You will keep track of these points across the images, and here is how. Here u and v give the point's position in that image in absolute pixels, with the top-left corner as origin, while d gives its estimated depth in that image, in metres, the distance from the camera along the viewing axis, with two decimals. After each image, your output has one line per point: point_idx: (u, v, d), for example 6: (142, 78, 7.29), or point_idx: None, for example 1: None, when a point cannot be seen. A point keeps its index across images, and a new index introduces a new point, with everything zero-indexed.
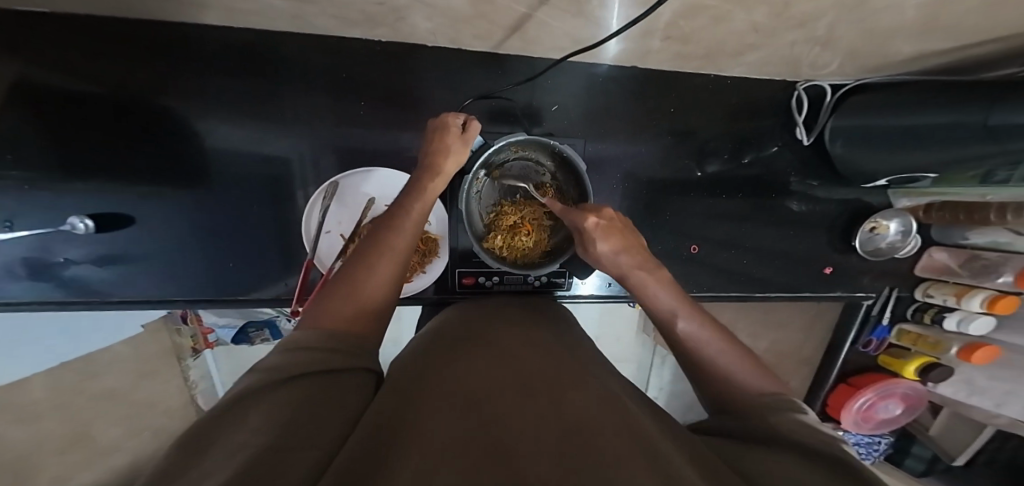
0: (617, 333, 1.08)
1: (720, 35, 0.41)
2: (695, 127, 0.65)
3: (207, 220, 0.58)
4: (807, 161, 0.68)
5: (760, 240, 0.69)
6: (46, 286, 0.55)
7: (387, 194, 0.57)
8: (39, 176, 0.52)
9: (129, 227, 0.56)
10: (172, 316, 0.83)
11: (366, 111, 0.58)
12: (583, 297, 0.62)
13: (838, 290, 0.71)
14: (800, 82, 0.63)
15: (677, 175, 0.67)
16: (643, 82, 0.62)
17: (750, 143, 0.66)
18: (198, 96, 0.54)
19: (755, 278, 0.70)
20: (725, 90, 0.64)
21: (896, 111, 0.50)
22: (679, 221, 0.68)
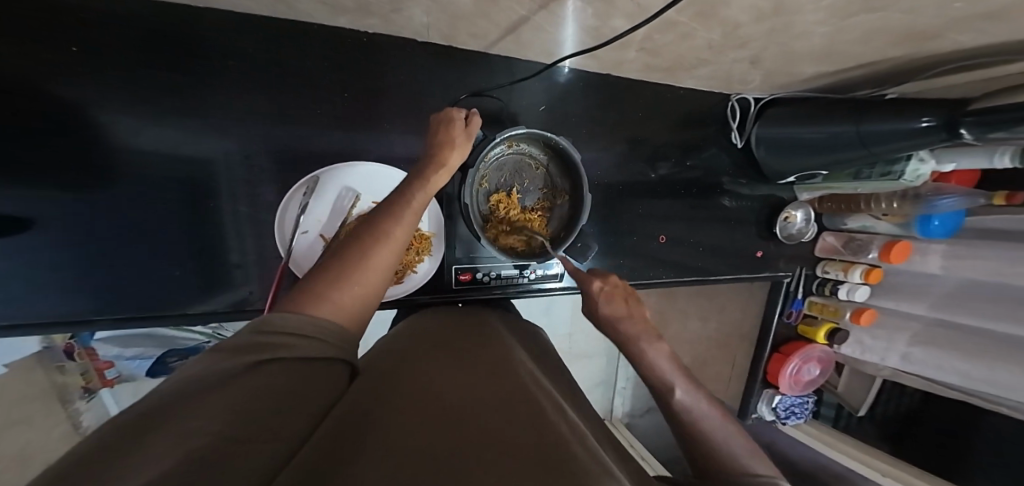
0: (588, 328, 1.16)
1: (682, 50, 0.48)
2: (652, 132, 0.74)
3: (137, 224, 0.50)
4: (738, 162, 0.81)
5: (705, 230, 0.80)
6: None
7: (373, 189, 0.56)
8: None
9: (27, 234, 0.45)
10: (51, 352, 0.70)
11: (343, 103, 0.55)
12: (553, 291, 0.63)
13: (766, 272, 0.85)
14: (733, 94, 0.75)
15: (640, 175, 0.75)
16: (612, 89, 0.69)
17: (695, 147, 0.77)
18: (135, 76, 0.46)
19: (703, 261, 0.81)
20: (675, 99, 0.74)
21: (798, 122, 0.63)
22: (642, 215, 0.76)
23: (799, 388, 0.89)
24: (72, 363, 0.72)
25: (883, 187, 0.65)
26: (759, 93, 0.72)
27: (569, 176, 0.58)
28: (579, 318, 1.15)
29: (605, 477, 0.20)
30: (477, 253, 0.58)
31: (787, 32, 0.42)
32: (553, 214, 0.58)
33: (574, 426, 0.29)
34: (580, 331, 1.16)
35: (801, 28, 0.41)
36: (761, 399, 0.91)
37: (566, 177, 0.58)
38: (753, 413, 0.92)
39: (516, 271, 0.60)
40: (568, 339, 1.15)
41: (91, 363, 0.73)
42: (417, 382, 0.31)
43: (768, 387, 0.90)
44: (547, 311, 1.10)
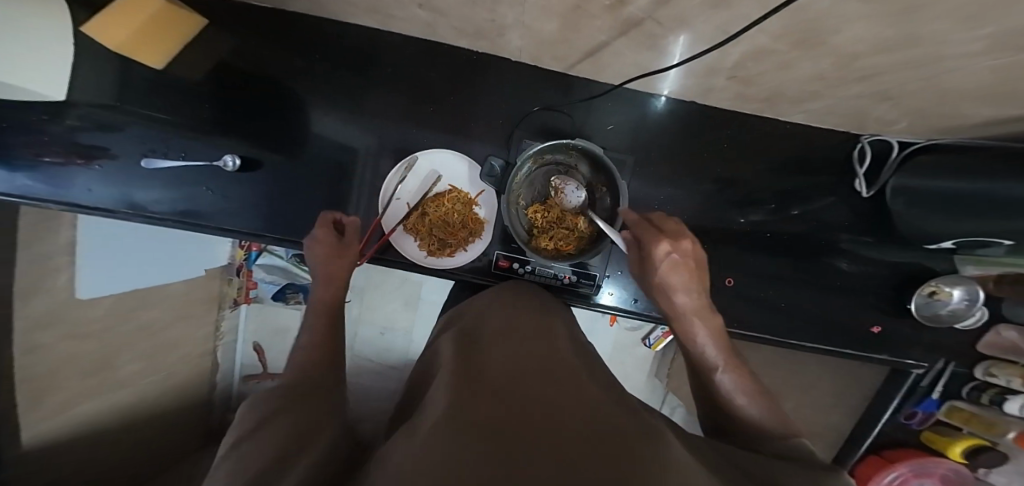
0: (628, 372, 1.11)
1: (782, 80, 0.44)
2: (744, 168, 0.68)
3: (311, 177, 0.64)
4: (862, 214, 0.67)
5: (804, 285, 0.69)
6: (168, 204, 0.61)
7: (454, 175, 0.64)
8: (189, 125, 0.61)
9: (253, 171, 0.63)
10: (230, 267, 0.95)
11: (444, 108, 0.65)
12: (605, 307, 0.66)
13: (885, 354, 0.68)
14: (865, 135, 0.64)
15: (722, 212, 0.68)
16: (703, 118, 0.66)
17: (801, 193, 0.67)
18: (307, 76, 0.62)
19: (795, 320, 0.68)
20: (783, 135, 0.66)
21: (958, 174, 0.47)
22: (720, 253, 0.68)
23: None
24: (237, 279, 0.97)
25: None
26: (900, 137, 0.59)
27: (597, 171, 0.58)
28: (614, 360, 1.11)
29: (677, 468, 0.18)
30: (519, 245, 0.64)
31: (930, 66, 0.35)
32: (596, 208, 0.58)
33: (623, 406, 0.27)
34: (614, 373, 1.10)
35: (948, 64, 0.34)
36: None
37: (595, 172, 0.59)
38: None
39: (552, 272, 0.64)
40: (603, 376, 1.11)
41: (246, 281, 0.98)
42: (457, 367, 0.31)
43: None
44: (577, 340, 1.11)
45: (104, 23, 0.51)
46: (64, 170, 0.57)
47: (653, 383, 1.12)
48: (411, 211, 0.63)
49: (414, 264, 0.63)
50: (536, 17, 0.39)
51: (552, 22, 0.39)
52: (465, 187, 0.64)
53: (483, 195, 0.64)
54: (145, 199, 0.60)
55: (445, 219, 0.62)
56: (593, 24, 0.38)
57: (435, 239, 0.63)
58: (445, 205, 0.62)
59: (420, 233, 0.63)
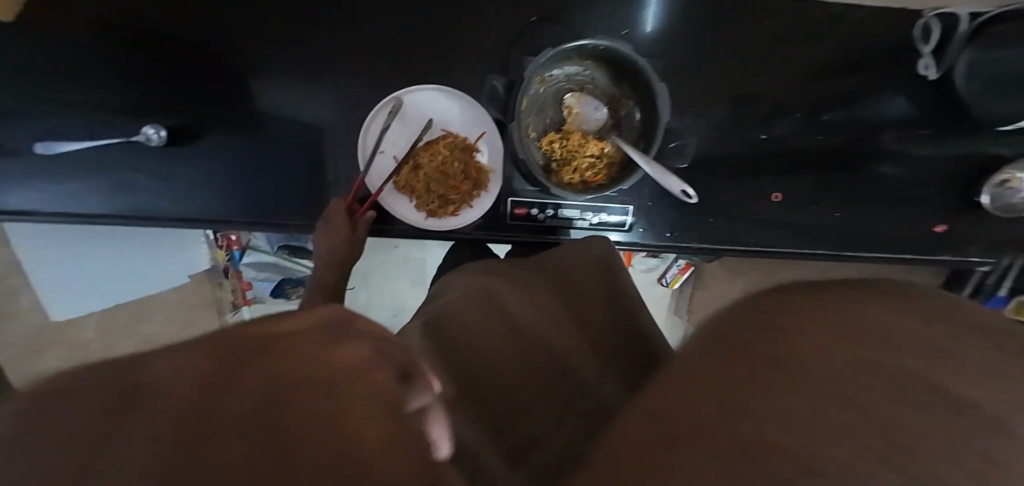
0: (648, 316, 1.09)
1: None
2: (778, 67, 0.61)
3: (256, 141, 0.56)
4: (912, 102, 0.61)
5: (857, 192, 0.63)
6: (106, 197, 0.55)
7: (445, 117, 0.56)
8: (138, 93, 0.54)
9: (188, 144, 0.55)
10: (215, 269, 0.84)
11: (436, 37, 0.56)
12: (641, 244, 0.62)
13: (947, 256, 0.65)
14: (929, 8, 0.58)
15: (756, 123, 0.61)
16: (723, 11, 0.59)
17: (841, 86, 0.61)
18: (273, 17, 0.55)
19: (848, 233, 0.64)
20: (811, 20, 0.60)
21: None
22: (766, 166, 0.62)
23: None
24: (227, 281, 0.84)
25: None
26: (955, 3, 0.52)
27: (616, 84, 0.52)
28: None
29: None
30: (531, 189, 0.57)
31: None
32: (622, 127, 0.52)
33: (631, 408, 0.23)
34: None
35: None
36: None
37: (615, 84, 0.52)
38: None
39: (575, 214, 0.58)
40: None
41: (238, 283, 0.84)
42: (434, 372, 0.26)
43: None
44: None
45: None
46: (54, 173, 0.53)
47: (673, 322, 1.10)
48: (402, 165, 0.54)
49: (416, 228, 0.56)
50: None
51: None
52: (460, 130, 0.56)
53: (483, 138, 0.56)
54: (77, 197, 0.54)
55: (441, 170, 0.54)
56: None
57: (434, 198, 0.55)
58: (441, 151, 0.54)
59: (416, 191, 0.55)
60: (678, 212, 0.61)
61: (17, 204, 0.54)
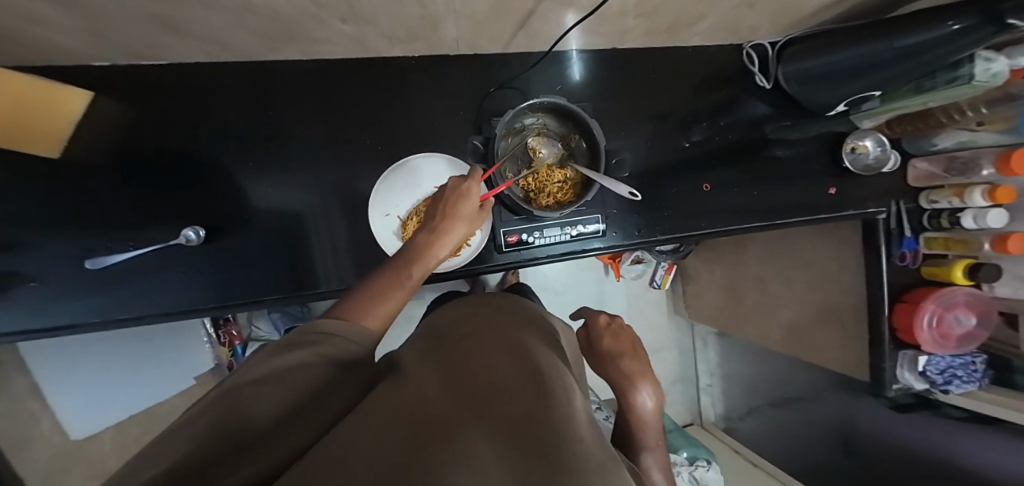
0: (654, 318, 1.40)
1: (673, 8, 0.53)
2: (676, 93, 0.79)
3: (275, 225, 0.64)
4: (778, 101, 0.82)
5: (761, 173, 0.82)
6: (131, 302, 0.58)
7: (433, 177, 0.69)
8: (136, 208, 0.59)
9: (216, 240, 0.62)
10: (219, 369, 0.93)
11: (407, 113, 0.69)
12: (619, 244, 0.75)
13: (850, 209, 0.82)
14: (745, 43, 0.79)
15: (673, 136, 0.79)
16: (626, 60, 0.77)
17: (726, 99, 0.80)
18: (262, 120, 0.63)
19: (767, 206, 0.82)
20: (690, 57, 0.79)
21: (821, 56, 0.65)
22: (691, 165, 0.80)
23: (951, 345, 0.74)
24: (231, 378, 0.94)
25: (960, 93, 0.58)
26: (772, 34, 0.73)
27: (563, 124, 0.68)
28: (635, 311, 1.38)
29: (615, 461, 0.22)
30: (521, 217, 0.68)
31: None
32: (576, 154, 0.68)
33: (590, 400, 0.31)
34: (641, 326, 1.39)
35: None
36: (899, 363, 0.78)
37: (562, 124, 0.68)
38: (897, 382, 0.78)
39: (559, 232, 0.70)
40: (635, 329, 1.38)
41: None
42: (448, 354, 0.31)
43: (907, 348, 0.79)
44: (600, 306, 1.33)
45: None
46: (86, 289, 0.56)
47: (678, 320, 1.43)
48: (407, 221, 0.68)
49: (430, 273, 0.65)
50: (467, 4, 0.45)
51: (483, 3, 0.45)
52: None
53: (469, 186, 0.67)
54: (100, 307, 0.57)
55: None
56: None
57: None
58: None
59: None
60: (636, 213, 0.76)
61: (49, 321, 0.55)
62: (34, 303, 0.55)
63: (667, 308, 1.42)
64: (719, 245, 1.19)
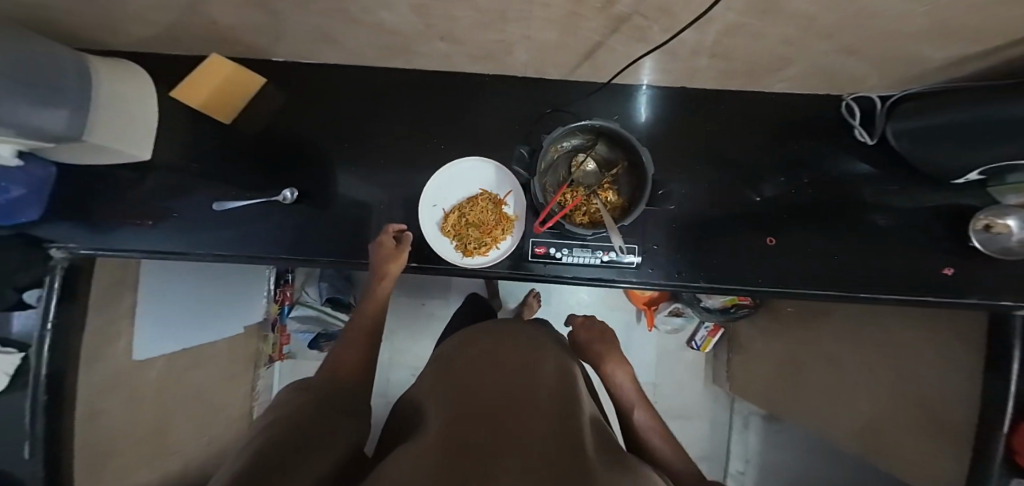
0: (684, 379, 1.27)
1: (756, 49, 0.50)
2: (752, 138, 0.74)
3: (344, 201, 0.71)
4: (879, 161, 0.72)
5: (844, 238, 0.72)
6: (220, 245, 0.68)
7: (479, 179, 0.70)
8: (237, 176, 0.70)
9: (295, 204, 0.70)
10: (265, 323, 1.09)
11: (472, 124, 0.73)
12: (656, 282, 0.70)
13: (972, 296, 0.68)
14: (847, 94, 0.71)
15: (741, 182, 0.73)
16: (702, 99, 0.74)
17: (813, 151, 0.73)
18: (348, 116, 0.71)
19: (845, 276, 0.71)
20: (775, 103, 0.74)
21: (954, 110, 0.50)
22: (760, 215, 0.73)
23: None
24: (271, 334, 1.10)
25: None
26: (882, 89, 0.65)
27: (614, 148, 0.65)
28: (663, 367, 1.27)
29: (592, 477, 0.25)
30: (553, 231, 0.68)
31: (868, 20, 0.40)
32: (619, 182, 0.65)
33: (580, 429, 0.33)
34: (667, 383, 1.27)
35: (885, 22, 0.39)
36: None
37: (618, 148, 0.65)
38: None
39: (590, 254, 0.69)
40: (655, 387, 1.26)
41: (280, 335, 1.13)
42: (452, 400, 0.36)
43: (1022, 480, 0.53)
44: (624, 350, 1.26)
45: (186, 86, 0.65)
46: (200, 224, 0.68)
47: (714, 391, 1.27)
48: (449, 214, 0.68)
49: (457, 266, 0.68)
50: (535, 30, 0.47)
51: (551, 30, 0.46)
52: (493, 189, 0.70)
53: (510, 195, 0.70)
54: (202, 242, 0.68)
55: (477, 218, 0.67)
56: (587, 26, 0.45)
57: (472, 239, 0.68)
58: (480, 203, 0.68)
59: (459, 234, 0.68)
60: (680, 253, 0.71)
61: (171, 246, 0.68)
62: (153, 235, 0.68)
63: (704, 374, 1.28)
64: (785, 314, 1.05)
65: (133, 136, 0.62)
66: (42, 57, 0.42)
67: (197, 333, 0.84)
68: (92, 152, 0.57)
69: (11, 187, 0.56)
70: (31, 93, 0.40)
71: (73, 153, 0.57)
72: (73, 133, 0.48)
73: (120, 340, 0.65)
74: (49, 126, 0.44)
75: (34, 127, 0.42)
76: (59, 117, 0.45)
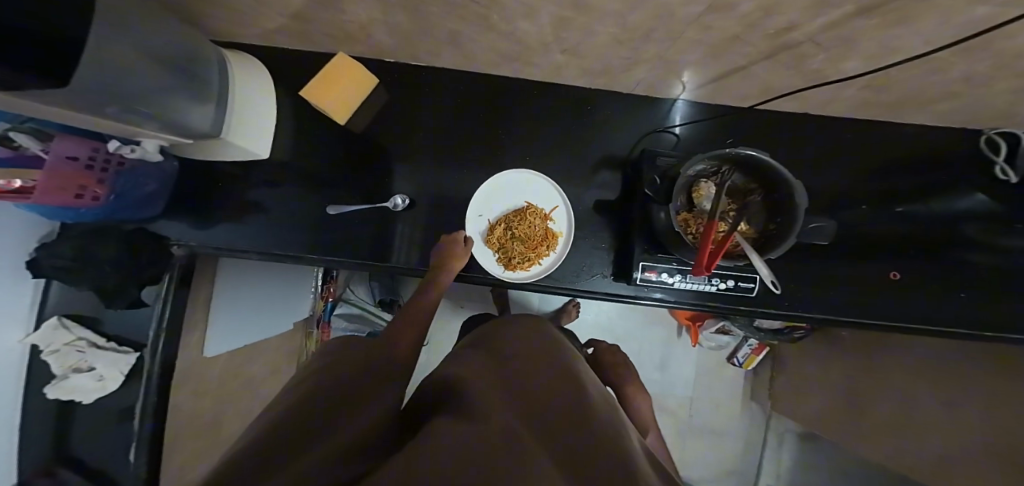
0: (726, 395, 1.32)
1: (921, 85, 0.44)
2: (869, 170, 0.69)
3: (441, 209, 0.71)
4: (1010, 200, 0.67)
5: (967, 281, 0.68)
6: (316, 248, 0.68)
7: (526, 192, 0.69)
8: (340, 180, 0.70)
9: (399, 215, 0.70)
10: (312, 320, 1.10)
11: (568, 139, 0.71)
12: (763, 308, 0.68)
13: None
14: (989, 129, 0.65)
15: (854, 216, 0.69)
16: (818, 124, 0.69)
17: (934, 188, 0.68)
18: (445, 123, 0.70)
19: (960, 324, 0.67)
20: (897, 133, 0.68)
21: None
22: (874, 253, 0.68)
23: None
24: (315, 330, 1.10)
25: None
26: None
27: (747, 175, 0.58)
28: (702, 382, 1.31)
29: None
30: (666, 254, 0.65)
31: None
32: (752, 209, 0.58)
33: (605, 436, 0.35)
34: (707, 400, 1.31)
35: None
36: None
37: (745, 174, 0.58)
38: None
39: (704, 281, 0.66)
40: (694, 402, 1.31)
41: (320, 333, 1.11)
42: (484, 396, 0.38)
43: None
44: (662, 365, 1.29)
45: (314, 85, 0.63)
46: (302, 227, 0.68)
47: (751, 407, 1.33)
48: (495, 226, 0.68)
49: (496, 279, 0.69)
50: (681, 50, 0.42)
51: (694, 53, 0.42)
52: (538, 203, 0.69)
53: (556, 210, 0.69)
54: (297, 245, 0.68)
55: (525, 233, 0.67)
56: (741, 53, 0.40)
57: (516, 253, 0.68)
58: (528, 218, 0.67)
59: (503, 247, 0.68)
60: (795, 283, 0.68)
61: (262, 246, 0.68)
62: (260, 226, 0.68)
63: (742, 391, 1.33)
64: (844, 340, 1.08)
65: (257, 133, 0.64)
66: (196, 63, 0.49)
67: (257, 330, 0.86)
68: (218, 149, 0.60)
69: (146, 182, 0.59)
70: (184, 95, 0.47)
71: (206, 150, 0.61)
72: (215, 130, 0.55)
73: (194, 334, 0.68)
74: (197, 124, 0.51)
75: (183, 124, 0.49)
76: (205, 116, 0.52)
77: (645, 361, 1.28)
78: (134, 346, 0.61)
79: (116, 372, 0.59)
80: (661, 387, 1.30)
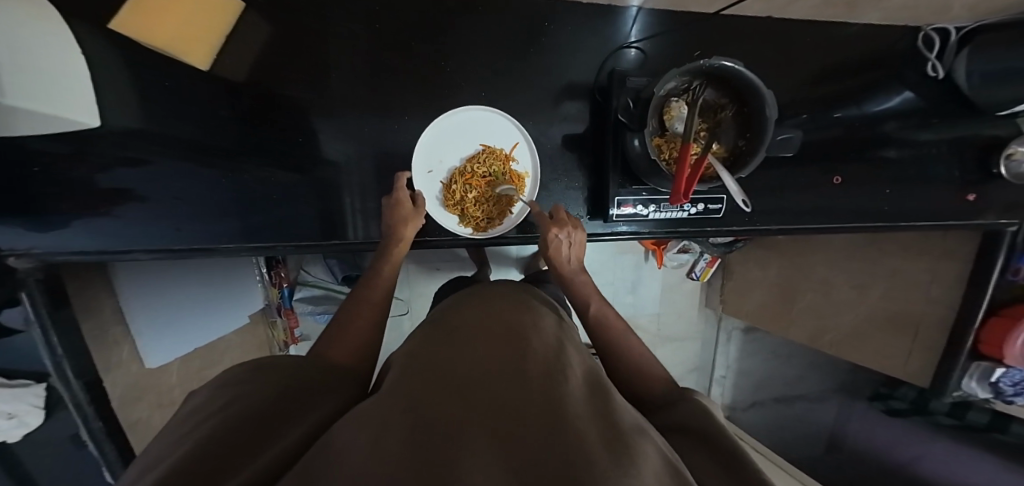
0: (687, 306, 1.45)
1: None
2: (818, 73, 0.71)
3: (397, 160, 0.63)
4: (933, 95, 0.74)
5: (896, 173, 0.76)
6: (240, 232, 0.58)
7: (487, 133, 0.64)
8: (247, 143, 0.56)
9: (341, 182, 0.61)
10: (269, 309, 1.03)
11: (528, 64, 0.64)
12: (729, 225, 0.72)
13: (981, 218, 0.78)
14: (926, 25, 0.70)
15: (804, 122, 0.72)
16: (774, 29, 0.68)
17: (874, 87, 0.73)
18: (386, 51, 0.59)
19: (885, 210, 0.76)
20: (843, 34, 0.70)
21: None
22: (822, 156, 0.73)
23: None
24: (279, 320, 1.03)
25: None
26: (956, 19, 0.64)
27: (719, 89, 0.57)
28: (667, 299, 1.42)
29: (568, 457, 0.20)
30: (639, 186, 0.65)
31: None
32: (724, 127, 0.58)
33: (564, 397, 0.29)
34: (669, 314, 1.44)
35: None
36: (970, 372, 0.83)
37: (717, 89, 0.57)
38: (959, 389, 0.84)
39: (678, 210, 0.68)
40: (661, 318, 1.43)
41: (286, 321, 1.03)
42: (416, 385, 0.31)
43: (982, 360, 0.82)
44: (633, 290, 1.37)
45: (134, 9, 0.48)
46: (213, 213, 0.56)
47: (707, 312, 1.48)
48: (450, 180, 0.64)
49: (466, 238, 0.66)
50: None
51: None
52: (497, 144, 0.65)
53: (517, 149, 0.66)
54: (211, 233, 0.57)
55: (488, 182, 0.65)
56: None
57: (481, 207, 0.66)
58: (486, 164, 0.64)
59: (465, 202, 0.65)
60: (758, 198, 0.72)
61: (157, 243, 0.55)
62: (145, 215, 0.54)
63: (699, 300, 1.47)
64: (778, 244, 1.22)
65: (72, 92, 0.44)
66: None
67: (202, 328, 0.83)
68: (11, 118, 0.40)
69: None
70: None
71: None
72: None
73: (122, 352, 0.66)
74: None
75: None
76: None
77: (619, 288, 1.36)
78: (34, 377, 0.49)
79: (27, 406, 0.49)
80: (632, 309, 1.39)
